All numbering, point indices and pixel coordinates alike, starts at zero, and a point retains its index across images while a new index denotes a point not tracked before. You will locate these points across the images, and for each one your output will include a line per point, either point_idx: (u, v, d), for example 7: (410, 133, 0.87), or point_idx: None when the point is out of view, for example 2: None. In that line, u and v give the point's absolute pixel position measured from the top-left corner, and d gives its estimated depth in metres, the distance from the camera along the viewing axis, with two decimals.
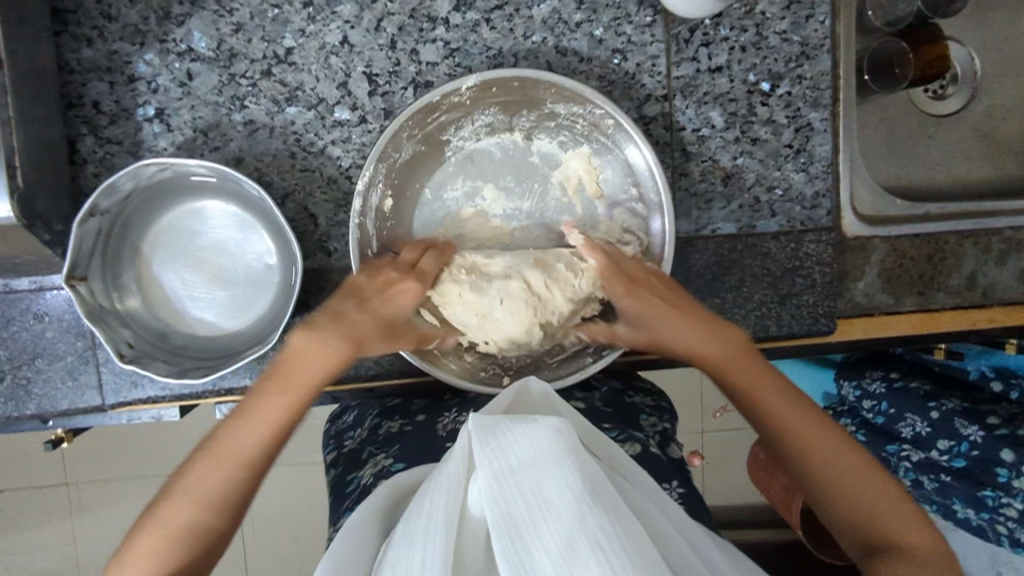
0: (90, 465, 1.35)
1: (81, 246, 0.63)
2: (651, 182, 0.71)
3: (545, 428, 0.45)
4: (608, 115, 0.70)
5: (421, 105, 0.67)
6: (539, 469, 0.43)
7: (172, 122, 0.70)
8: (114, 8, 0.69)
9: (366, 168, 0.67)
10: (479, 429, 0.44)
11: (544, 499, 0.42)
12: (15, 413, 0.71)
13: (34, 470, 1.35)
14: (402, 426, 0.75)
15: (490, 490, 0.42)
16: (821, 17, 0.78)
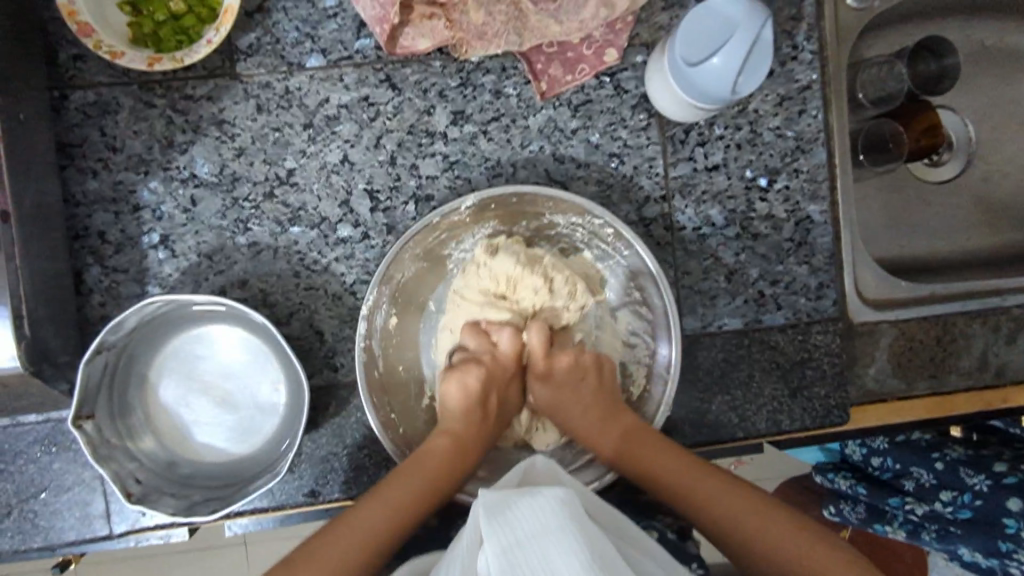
0: None
1: (87, 384, 0.63)
2: (656, 292, 0.70)
3: (547, 500, 0.50)
4: (608, 225, 0.70)
5: (423, 227, 0.67)
6: (543, 536, 0.48)
7: (176, 248, 0.71)
8: (119, 139, 0.70)
9: (371, 292, 0.67)
10: (487, 508, 0.51)
11: (553, 569, 0.47)
12: (22, 546, 0.70)
13: None
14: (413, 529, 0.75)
15: (500, 561, 0.48)
16: (814, 111, 0.79)
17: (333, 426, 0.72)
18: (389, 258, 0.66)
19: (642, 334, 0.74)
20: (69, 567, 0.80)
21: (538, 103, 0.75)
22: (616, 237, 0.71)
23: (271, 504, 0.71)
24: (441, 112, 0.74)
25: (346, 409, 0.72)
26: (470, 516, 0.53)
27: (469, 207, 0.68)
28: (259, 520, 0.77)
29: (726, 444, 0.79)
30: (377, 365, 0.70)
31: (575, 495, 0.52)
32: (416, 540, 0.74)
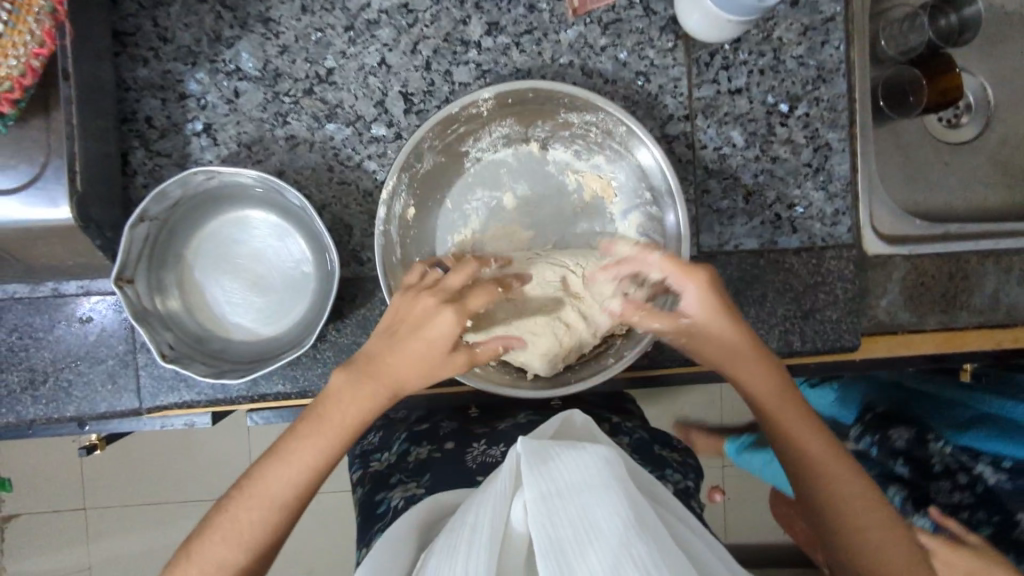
0: (114, 487, 1.38)
1: (129, 249, 0.66)
2: (662, 178, 0.73)
3: (594, 456, 0.48)
4: (620, 123, 0.72)
5: (446, 115, 0.70)
6: (586, 491, 0.46)
7: (218, 136, 0.74)
8: (170, 31, 0.73)
9: (391, 177, 0.69)
10: (531, 457, 0.48)
11: (591, 522, 0.44)
12: (55, 414, 0.73)
13: (57, 493, 1.38)
14: (430, 453, 0.80)
15: (538, 511, 0.45)
16: (836, 43, 0.81)
17: (357, 317, 0.75)
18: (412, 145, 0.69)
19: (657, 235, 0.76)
20: (95, 451, 0.82)
21: (570, 20, 0.78)
22: (628, 135, 0.73)
23: (293, 389, 0.74)
24: (476, 23, 0.76)
25: (370, 301, 0.75)
26: (508, 462, 0.51)
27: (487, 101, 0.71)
28: (281, 412, 0.81)
29: None
30: (395, 252, 0.73)
31: (619, 458, 0.50)
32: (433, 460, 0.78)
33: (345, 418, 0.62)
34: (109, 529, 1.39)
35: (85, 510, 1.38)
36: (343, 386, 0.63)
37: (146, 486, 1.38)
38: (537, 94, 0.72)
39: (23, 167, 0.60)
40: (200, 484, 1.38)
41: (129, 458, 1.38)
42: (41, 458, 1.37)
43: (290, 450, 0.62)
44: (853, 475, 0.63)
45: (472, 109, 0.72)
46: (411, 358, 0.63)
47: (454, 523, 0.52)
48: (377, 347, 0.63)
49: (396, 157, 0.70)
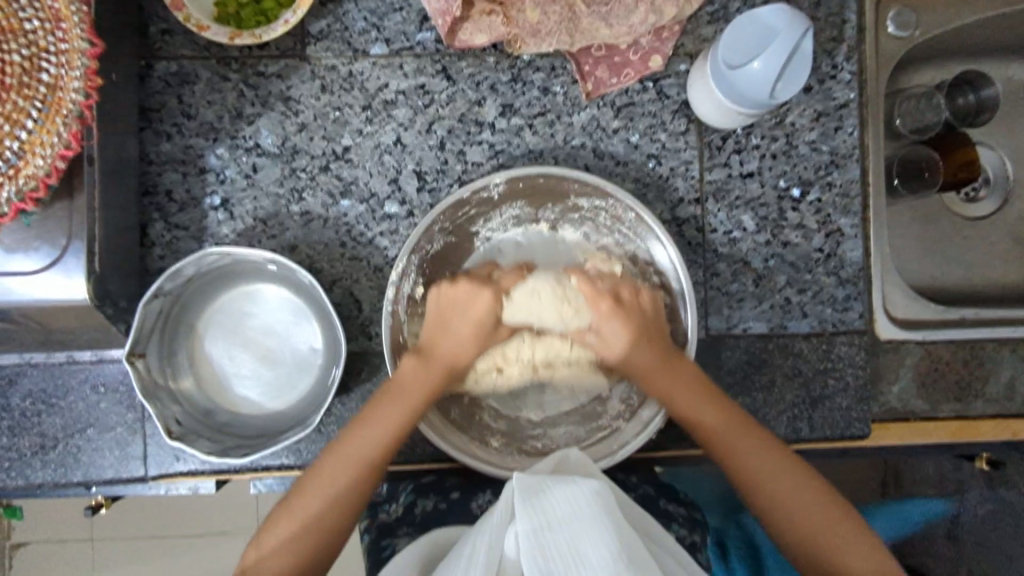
0: (122, 527, 1.39)
1: (143, 324, 0.67)
2: (676, 280, 0.73)
3: (586, 491, 0.51)
4: (631, 210, 0.73)
5: (453, 201, 0.71)
6: (576, 525, 0.49)
7: (235, 211, 0.76)
8: (194, 107, 0.76)
9: (400, 261, 0.70)
10: (524, 491, 0.51)
11: (581, 553, 0.48)
12: (63, 479, 0.74)
13: (65, 531, 1.39)
14: (436, 503, 0.78)
15: (533, 543, 0.48)
16: (850, 129, 0.81)
17: (362, 392, 0.75)
18: (418, 231, 0.70)
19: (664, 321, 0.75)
20: (101, 511, 0.83)
21: (584, 102, 0.79)
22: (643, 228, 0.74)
23: (296, 462, 0.75)
24: (490, 104, 0.78)
25: (376, 376, 0.76)
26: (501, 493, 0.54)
27: (498, 186, 0.72)
28: (283, 480, 0.79)
29: None
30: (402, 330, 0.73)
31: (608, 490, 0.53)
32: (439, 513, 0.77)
33: (412, 396, 0.67)
34: (113, 563, 1.40)
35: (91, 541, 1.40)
36: (411, 369, 0.67)
37: (151, 520, 1.39)
38: (547, 179, 0.73)
39: (45, 248, 0.62)
40: (203, 524, 1.39)
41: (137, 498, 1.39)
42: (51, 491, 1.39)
43: (353, 436, 0.66)
44: (800, 483, 0.65)
45: (483, 193, 0.73)
46: (462, 334, 0.69)
47: (455, 556, 0.56)
48: (433, 332, 0.69)
49: (408, 238, 0.71)
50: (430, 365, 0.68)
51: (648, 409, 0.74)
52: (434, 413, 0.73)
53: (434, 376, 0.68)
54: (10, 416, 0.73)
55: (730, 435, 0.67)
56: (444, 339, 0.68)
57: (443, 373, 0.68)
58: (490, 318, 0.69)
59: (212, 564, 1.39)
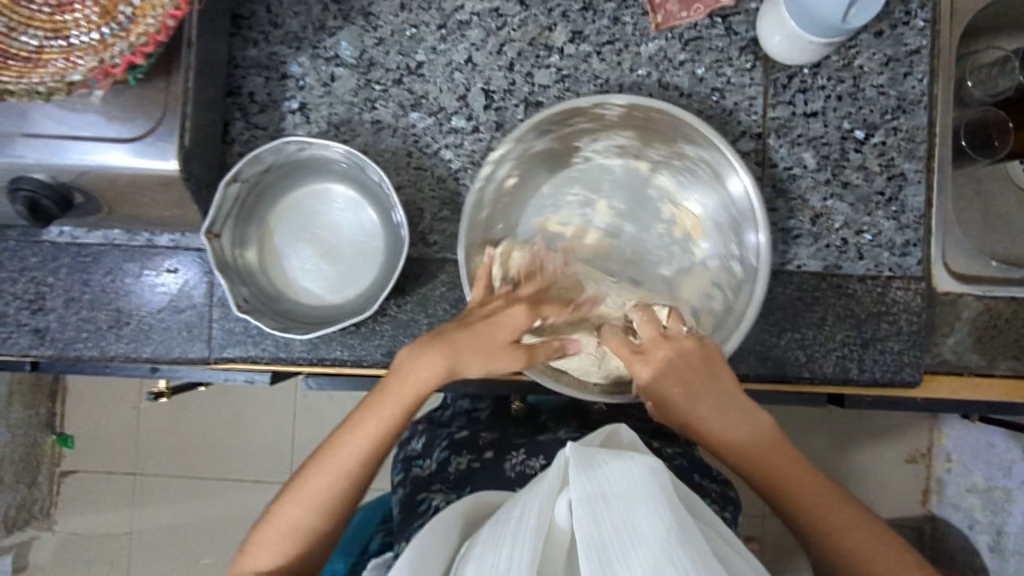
0: (166, 456, 1.45)
1: (222, 204, 0.72)
2: (749, 211, 0.73)
3: (641, 466, 0.50)
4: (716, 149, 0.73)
5: (543, 119, 0.72)
6: (631, 500, 0.48)
7: (311, 115, 0.80)
8: (281, 18, 0.80)
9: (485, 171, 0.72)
10: (579, 459, 0.51)
11: (635, 528, 0.47)
12: (134, 353, 0.79)
13: (114, 457, 1.46)
14: (470, 462, 0.83)
15: (584, 514, 0.48)
16: (919, 75, 0.81)
17: (418, 295, 0.78)
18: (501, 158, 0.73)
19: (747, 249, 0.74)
20: (162, 399, 0.88)
21: (652, 34, 0.80)
22: (720, 160, 0.74)
23: (349, 356, 0.78)
24: (561, 30, 0.80)
25: (432, 280, 0.79)
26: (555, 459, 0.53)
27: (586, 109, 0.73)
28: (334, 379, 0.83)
29: (789, 384, 0.80)
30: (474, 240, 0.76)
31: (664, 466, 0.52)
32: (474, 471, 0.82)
33: (408, 390, 0.63)
34: (153, 494, 1.45)
35: (136, 475, 1.45)
36: (404, 360, 0.64)
37: (195, 461, 1.44)
38: (640, 111, 0.74)
39: (143, 119, 0.66)
40: (243, 461, 1.43)
41: (184, 428, 1.45)
42: (102, 420, 1.46)
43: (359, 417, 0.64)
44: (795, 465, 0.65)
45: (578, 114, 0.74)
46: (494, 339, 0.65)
47: (500, 515, 0.55)
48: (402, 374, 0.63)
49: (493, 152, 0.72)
50: (405, 387, 0.63)
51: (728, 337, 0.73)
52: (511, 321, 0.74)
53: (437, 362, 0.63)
54: (91, 290, 0.79)
55: (710, 403, 0.67)
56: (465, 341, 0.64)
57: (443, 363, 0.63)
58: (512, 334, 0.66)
59: (247, 500, 1.43)
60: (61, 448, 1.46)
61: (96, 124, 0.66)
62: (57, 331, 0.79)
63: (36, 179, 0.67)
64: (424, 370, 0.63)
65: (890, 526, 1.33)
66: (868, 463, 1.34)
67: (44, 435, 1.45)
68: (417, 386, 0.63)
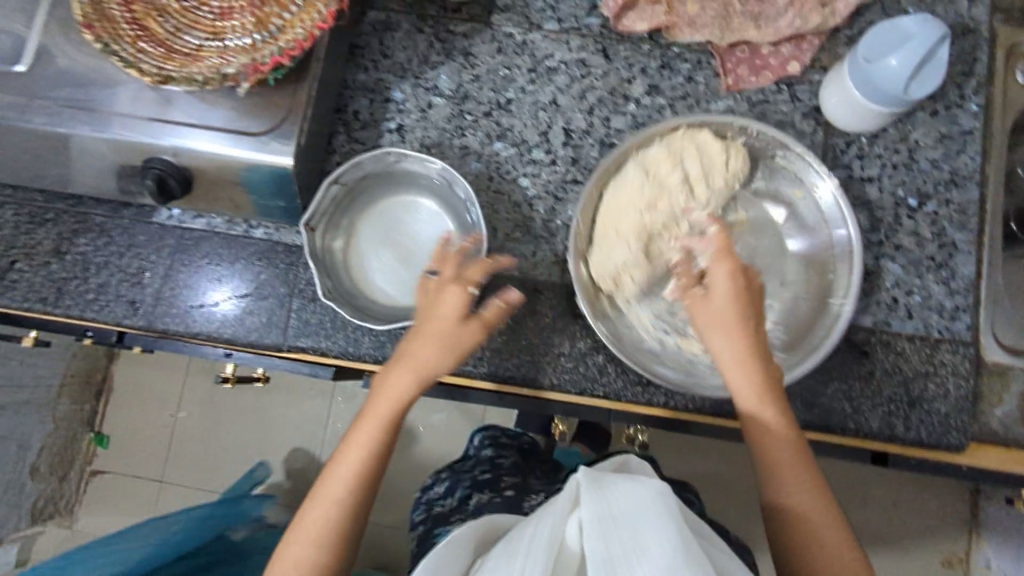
0: (195, 465, 1.46)
1: (321, 202, 0.79)
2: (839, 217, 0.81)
3: (650, 486, 0.50)
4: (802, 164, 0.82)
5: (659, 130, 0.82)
6: (639, 518, 0.48)
7: (406, 136, 0.88)
8: (391, 50, 0.90)
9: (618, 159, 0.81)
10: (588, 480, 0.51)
11: (642, 544, 0.46)
12: (216, 332, 0.85)
13: (144, 460, 1.47)
14: (491, 498, 0.83)
15: (592, 531, 0.48)
16: (972, 154, 0.86)
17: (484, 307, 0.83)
18: (624, 149, 0.81)
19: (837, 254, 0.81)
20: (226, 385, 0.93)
21: (722, 93, 0.88)
22: (804, 171, 0.82)
23: None
24: (640, 83, 0.89)
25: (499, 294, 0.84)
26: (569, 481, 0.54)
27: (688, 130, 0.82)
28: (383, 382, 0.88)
29: (834, 434, 0.81)
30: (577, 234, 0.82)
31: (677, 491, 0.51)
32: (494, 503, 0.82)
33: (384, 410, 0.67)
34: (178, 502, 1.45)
35: (161, 481, 1.46)
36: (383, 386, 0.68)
37: (219, 472, 1.45)
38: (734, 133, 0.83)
39: (266, 118, 0.75)
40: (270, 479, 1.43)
41: (216, 439, 1.46)
42: (140, 421, 1.47)
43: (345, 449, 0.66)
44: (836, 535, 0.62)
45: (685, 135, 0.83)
46: (426, 360, 0.67)
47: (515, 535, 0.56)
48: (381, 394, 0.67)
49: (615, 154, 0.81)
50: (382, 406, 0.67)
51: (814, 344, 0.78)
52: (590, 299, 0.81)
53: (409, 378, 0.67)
54: (187, 270, 0.86)
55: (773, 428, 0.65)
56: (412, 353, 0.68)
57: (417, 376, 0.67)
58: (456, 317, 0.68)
59: None
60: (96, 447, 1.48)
61: (226, 117, 0.75)
62: (150, 305, 0.85)
63: (165, 160, 0.76)
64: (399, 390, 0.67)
65: None
66: (905, 561, 1.29)
67: (85, 432, 1.47)
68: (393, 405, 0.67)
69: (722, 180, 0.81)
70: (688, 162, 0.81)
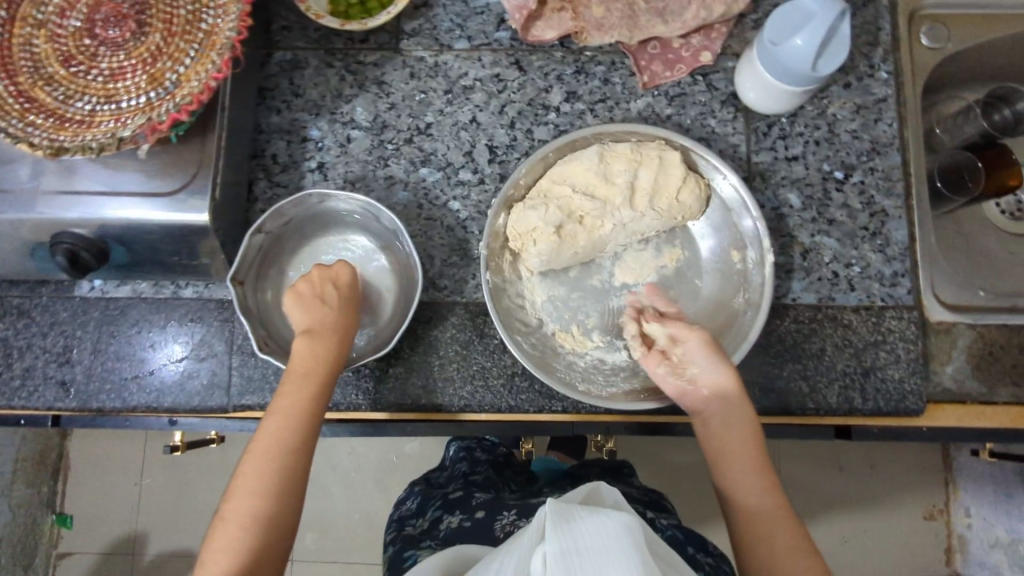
0: (164, 535, 1.39)
1: (246, 254, 0.76)
2: (741, 206, 0.80)
3: (616, 521, 0.50)
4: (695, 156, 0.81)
5: (567, 141, 0.80)
6: (605, 554, 0.48)
7: (329, 174, 0.86)
8: (302, 88, 0.88)
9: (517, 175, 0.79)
10: (556, 514, 0.51)
11: None
12: (155, 403, 0.81)
13: (110, 537, 1.40)
14: (461, 522, 0.80)
15: (558, 566, 0.48)
16: (888, 121, 0.88)
17: (430, 338, 0.82)
18: (597, 130, 0.80)
19: (747, 262, 0.81)
20: (177, 453, 0.89)
21: (640, 91, 0.88)
22: (708, 168, 0.81)
23: (364, 400, 0.80)
24: (557, 91, 0.88)
25: (444, 323, 0.82)
26: (535, 515, 0.54)
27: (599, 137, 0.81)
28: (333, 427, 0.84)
29: (795, 416, 0.82)
30: (494, 257, 0.81)
31: (639, 526, 0.51)
32: (464, 529, 0.79)
33: (293, 402, 0.68)
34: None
35: (133, 555, 1.39)
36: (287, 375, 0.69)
37: (193, 537, 1.38)
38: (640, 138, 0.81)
39: (179, 175, 0.72)
40: None
41: (183, 505, 1.39)
42: (100, 497, 1.40)
43: (256, 447, 0.66)
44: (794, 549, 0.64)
45: (594, 140, 0.81)
46: (324, 355, 0.70)
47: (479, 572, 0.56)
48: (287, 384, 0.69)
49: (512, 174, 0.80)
50: (292, 391, 0.68)
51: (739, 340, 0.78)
52: (517, 330, 0.80)
53: (313, 361, 0.70)
54: (117, 342, 0.82)
55: (737, 451, 0.70)
56: (310, 328, 0.71)
57: (325, 359, 0.70)
58: (347, 287, 0.75)
59: None
60: (60, 529, 1.41)
61: (136, 180, 0.72)
62: (82, 383, 0.81)
63: (76, 232, 0.72)
64: (309, 376, 0.69)
65: None
66: (889, 521, 1.31)
67: (45, 515, 1.39)
68: (309, 386, 0.69)
69: (665, 205, 0.79)
70: (642, 173, 0.78)
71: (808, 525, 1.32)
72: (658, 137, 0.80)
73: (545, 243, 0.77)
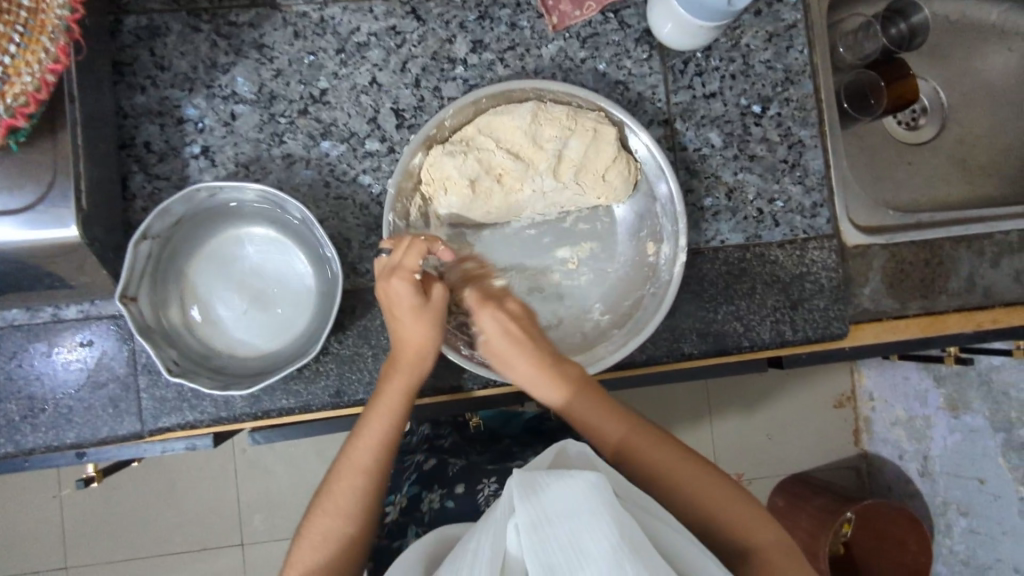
0: (93, 549, 1.29)
1: (133, 266, 0.67)
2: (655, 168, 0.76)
3: (583, 482, 0.46)
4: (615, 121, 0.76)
5: (502, 88, 0.74)
6: (576, 521, 0.45)
7: (216, 159, 0.76)
8: (167, 60, 0.76)
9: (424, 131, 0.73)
10: (520, 486, 0.47)
11: (583, 547, 0.44)
12: (55, 442, 0.72)
13: (31, 560, 1.28)
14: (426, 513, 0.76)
15: (531, 542, 0.45)
16: (800, 47, 0.86)
17: (358, 329, 0.76)
18: (536, 84, 0.74)
19: (660, 257, 0.78)
20: (93, 483, 0.82)
21: (550, 35, 0.82)
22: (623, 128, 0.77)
23: (295, 404, 0.75)
24: (461, 41, 0.80)
25: (371, 311, 0.76)
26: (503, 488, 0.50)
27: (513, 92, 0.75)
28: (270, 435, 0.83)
29: (732, 355, 0.83)
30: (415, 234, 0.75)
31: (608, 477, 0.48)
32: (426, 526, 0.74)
33: (363, 435, 0.64)
34: None
35: None
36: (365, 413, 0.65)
37: (127, 544, 1.30)
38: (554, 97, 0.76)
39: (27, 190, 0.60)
40: (187, 537, 1.31)
41: (111, 515, 1.30)
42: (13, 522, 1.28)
43: (336, 479, 0.63)
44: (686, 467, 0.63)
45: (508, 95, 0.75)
46: (427, 370, 0.67)
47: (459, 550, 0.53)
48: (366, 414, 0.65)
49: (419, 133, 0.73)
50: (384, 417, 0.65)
51: (663, 283, 0.77)
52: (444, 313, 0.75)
53: (415, 368, 0.67)
54: None
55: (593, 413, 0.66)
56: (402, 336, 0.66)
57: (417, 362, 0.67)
58: (415, 298, 0.65)
59: None
60: None
61: None
62: None
63: None
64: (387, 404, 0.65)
65: (833, 470, 1.43)
66: (810, 421, 1.42)
67: None
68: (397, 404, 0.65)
69: (591, 182, 0.75)
70: (573, 143, 0.74)
71: (740, 435, 1.40)
72: (598, 107, 0.76)
73: (455, 195, 0.73)
